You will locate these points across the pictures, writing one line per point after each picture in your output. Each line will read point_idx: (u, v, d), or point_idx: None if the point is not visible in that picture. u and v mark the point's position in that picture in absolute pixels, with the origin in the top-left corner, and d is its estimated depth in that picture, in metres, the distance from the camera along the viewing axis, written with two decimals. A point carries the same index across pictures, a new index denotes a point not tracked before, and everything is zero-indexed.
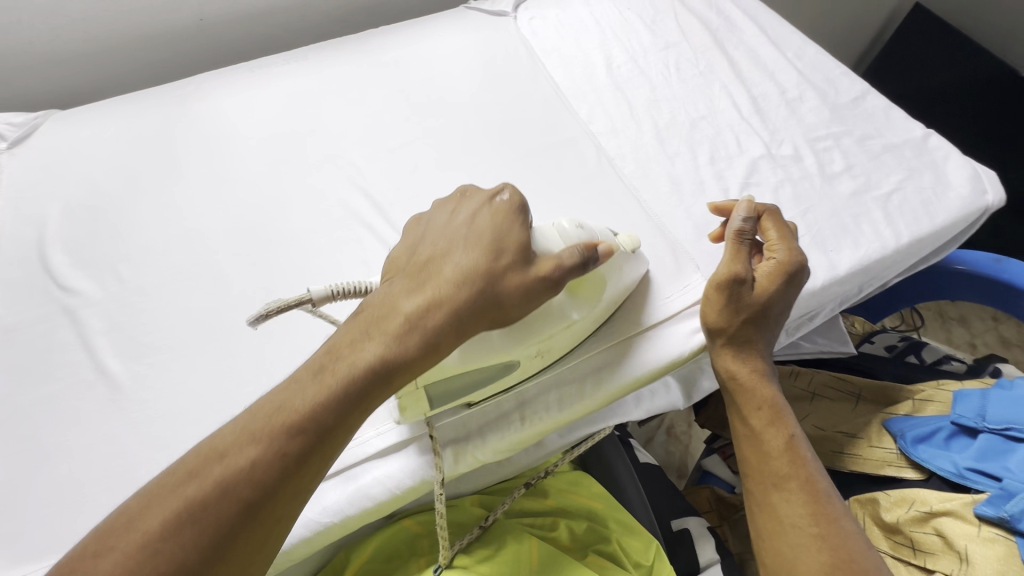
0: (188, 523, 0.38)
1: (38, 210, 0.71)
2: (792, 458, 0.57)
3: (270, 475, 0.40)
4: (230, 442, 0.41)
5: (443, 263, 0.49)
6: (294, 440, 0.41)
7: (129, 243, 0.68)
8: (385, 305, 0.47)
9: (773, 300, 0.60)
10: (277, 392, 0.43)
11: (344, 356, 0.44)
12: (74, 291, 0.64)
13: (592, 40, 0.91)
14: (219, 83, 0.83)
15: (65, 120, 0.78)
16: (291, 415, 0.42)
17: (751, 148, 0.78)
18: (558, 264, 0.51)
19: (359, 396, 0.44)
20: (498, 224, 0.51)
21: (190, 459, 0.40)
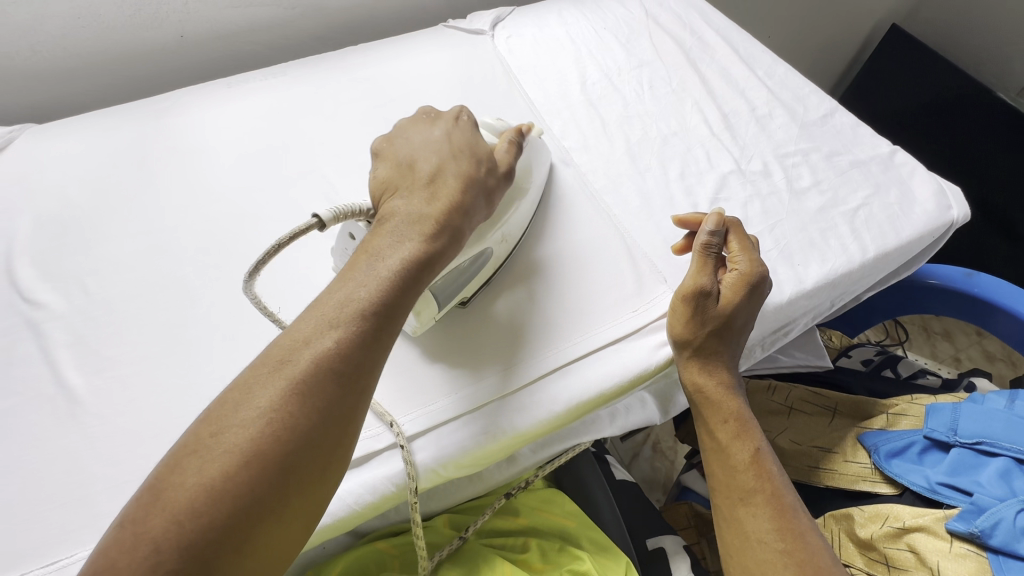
0: (289, 408, 0.40)
1: (8, 223, 0.70)
2: (758, 472, 0.56)
3: (354, 345, 0.44)
4: (314, 329, 0.43)
5: (437, 165, 0.55)
6: (367, 318, 0.45)
7: (98, 256, 0.68)
8: (406, 203, 0.52)
9: (740, 309, 0.60)
10: (338, 284, 0.46)
11: (390, 251, 0.49)
12: (39, 304, 0.64)
13: (567, 59, 0.93)
14: (198, 99, 0.84)
15: (42, 135, 0.79)
16: (358, 303, 0.45)
17: (721, 163, 0.79)
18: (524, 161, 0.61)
19: (413, 275, 0.49)
20: (462, 127, 0.59)
21: (275, 352, 0.42)
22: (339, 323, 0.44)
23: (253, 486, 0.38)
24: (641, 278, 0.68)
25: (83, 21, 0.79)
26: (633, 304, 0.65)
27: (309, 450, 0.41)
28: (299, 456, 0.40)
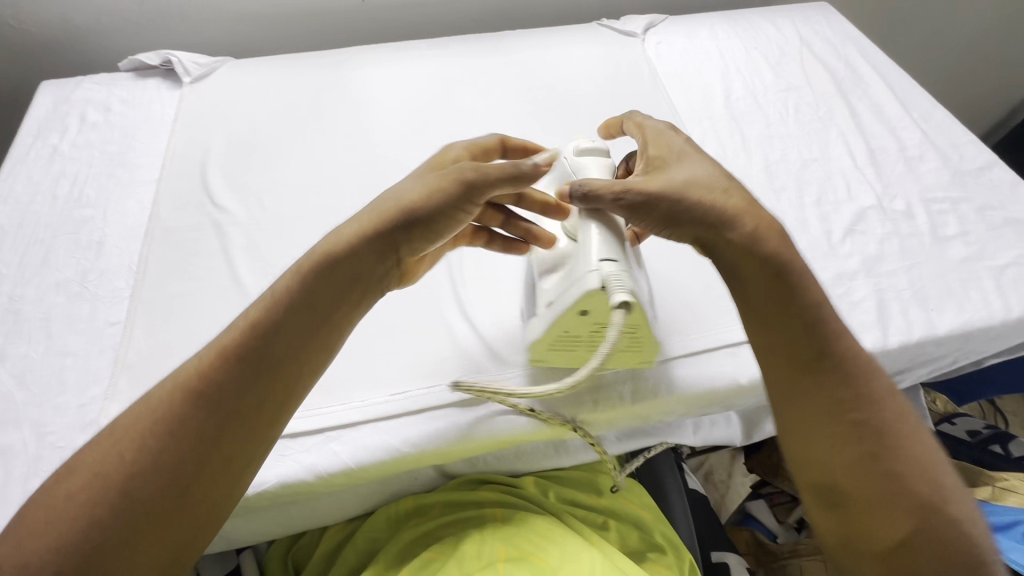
0: (221, 375, 0.43)
1: (205, 138, 0.81)
2: (863, 393, 0.46)
3: (164, 446, 0.41)
4: (143, 420, 0.41)
5: (378, 203, 0.49)
6: (188, 417, 0.41)
7: (276, 179, 0.77)
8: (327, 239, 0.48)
9: (723, 205, 0.47)
10: (195, 363, 0.44)
11: (257, 311, 0.46)
12: (225, 210, 0.73)
13: (715, 71, 0.94)
14: (370, 57, 0.93)
15: (240, 69, 0.90)
16: (194, 392, 0.42)
17: (861, 197, 0.78)
18: (439, 208, 0.47)
19: (251, 362, 0.44)
20: (443, 177, 0.48)
21: (100, 447, 0.41)
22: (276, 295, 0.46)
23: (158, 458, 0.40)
24: None
25: None
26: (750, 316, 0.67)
27: (190, 462, 0.41)
28: (240, 416, 0.43)
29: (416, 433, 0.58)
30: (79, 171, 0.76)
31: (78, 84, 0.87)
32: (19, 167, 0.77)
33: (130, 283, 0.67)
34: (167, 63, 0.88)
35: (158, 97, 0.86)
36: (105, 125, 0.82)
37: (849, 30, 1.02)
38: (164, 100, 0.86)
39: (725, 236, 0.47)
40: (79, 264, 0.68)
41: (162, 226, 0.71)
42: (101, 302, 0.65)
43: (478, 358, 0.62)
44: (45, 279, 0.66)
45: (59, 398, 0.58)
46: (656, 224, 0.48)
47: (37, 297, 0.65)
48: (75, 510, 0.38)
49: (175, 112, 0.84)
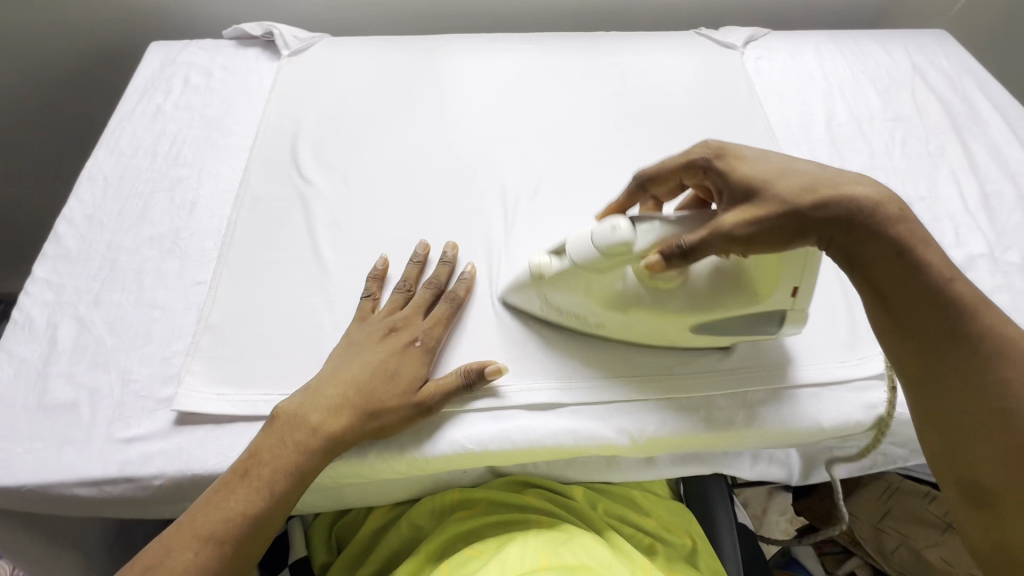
0: (257, 506, 0.50)
1: (298, 110, 0.83)
2: (988, 313, 0.48)
3: (212, 564, 0.48)
4: (189, 551, 0.48)
5: (357, 373, 0.56)
6: (225, 541, 0.49)
7: (362, 158, 0.78)
8: (316, 411, 0.54)
9: (856, 198, 0.48)
10: (227, 491, 0.50)
11: (289, 438, 0.53)
12: (311, 183, 0.74)
13: (816, 93, 0.89)
14: (463, 47, 0.93)
15: (336, 46, 0.91)
16: (234, 519, 0.49)
17: (970, 244, 0.73)
18: (440, 394, 0.56)
19: (279, 498, 0.51)
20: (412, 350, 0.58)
21: (152, 565, 0.47)
22: (281, 459, 0.52)
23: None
24: (855, 333, 0.65)
25: None
26: (837, 354, 0.63)
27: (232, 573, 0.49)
28: (275, 523, 0.52)
29: (483, 433, 0.57)
30: (179, 131, 0.79)
31: (184, 46, 0.90)
32: (125, 121, 0.80)
33: (218, 245, 0.68)
34: (268, 35, 0.90)
35: (257, 67, 0.88)
36: (206, 89, 0.85)
37: (969, 62, 0.95)
38: (262, 70, 0.88)
39: (875, 242, 0.48)
40: (172, 220, 0.70)
41: (251, 193, 0.73)
42: (190, 261, 0.67)
43: (549, 363, 0.61)
44: (140, 231, 0.69)
45: (144, 349, 0.60)
46: (780, 240, 0.49)
47: (132, 248, 0.67)
48: None
49: (272, 83, 0.86)
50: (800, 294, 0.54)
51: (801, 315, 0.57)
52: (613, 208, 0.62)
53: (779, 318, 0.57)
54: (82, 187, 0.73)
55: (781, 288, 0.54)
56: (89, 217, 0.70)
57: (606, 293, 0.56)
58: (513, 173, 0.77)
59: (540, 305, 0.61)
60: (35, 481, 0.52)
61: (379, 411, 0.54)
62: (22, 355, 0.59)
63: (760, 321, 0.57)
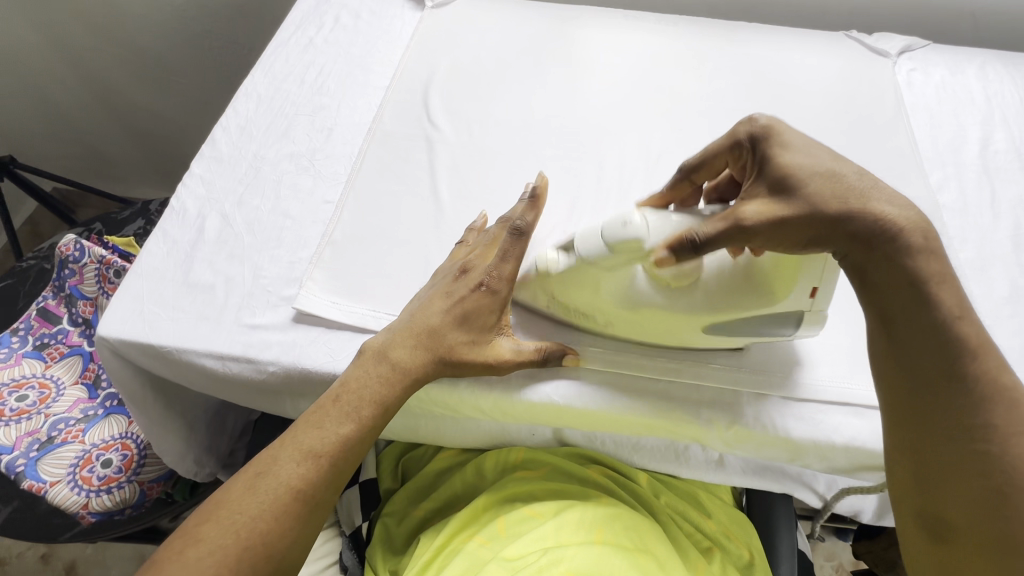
0: (355, 428, 0.53)
1: (434, 60, 0.86)
2: (986, 358, 0.46)
3: (310, 477, 0.51)
4: (288, 465, 0.51)
5: (433, 319, 0.57)
6: (321, 457, 0.52)
7: (487, 114, 0.80)
8: (398, 350, 0.56)
9: (883, 218, 0.46)
10: (322, 414, 0.54)
11: (375, 370, 0.55)
12: (438, 128, 0.78)
13: (974, 115, 0.82)
14: (598, 20, 0.93)
15: (476, 4, 0.94)
16: (332, 438, 0.53)
17: None
18: (515, 360, 0.57)
19: (372, 422, 0.54)
20: (482, 297, 0.57)
21: (259, 470, 0.51)
22: (368, 391, 0.55)
23: (274, 521, 0.49)
24: None
25: None
26: None
27: (327, 485, 0.52)
28: (363, 447, 0.55)
29: (564, 393, 0.59)
30: (325, 63, 0.85)
31: None
32: (280, 48, 0.87)
33: (347, 171, 0.73)
34: None
35: (401, 15, 0.93)
36: (353, 28, 0.90)
37: None
38: (405, 18, 0.92)
39: (884, 267, 0.47)
40: (310, 142, 0.76)
41: (383, 128, 0.77)
42: (322, 180, 0.72)
43: None
44: (282, 147, 0.75)
45: (274, 251, 0.66)
46: (796, 242, 0.48)
47: (274, 160, 0.73)
48: (243, 530, 0.47)
49: (413, 30, 0.90)
50: (819, 295, 0.52)
51: (820, 315, 0.54)
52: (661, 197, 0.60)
53: (794, 320, 0.55)
54: (238, 100, 0.80)
55: (800, 290, 0.52)
56: (241, 128, 0.77)
57: (615, 295, 0.56)
58: (633, 149, 0.77)
59: (547, 305, 0.61)
60: (172, 345, 0.59)
61: (452, 353, 0.56)
62: (174, 237, 0.66)
63: (777, 325, 0.55)
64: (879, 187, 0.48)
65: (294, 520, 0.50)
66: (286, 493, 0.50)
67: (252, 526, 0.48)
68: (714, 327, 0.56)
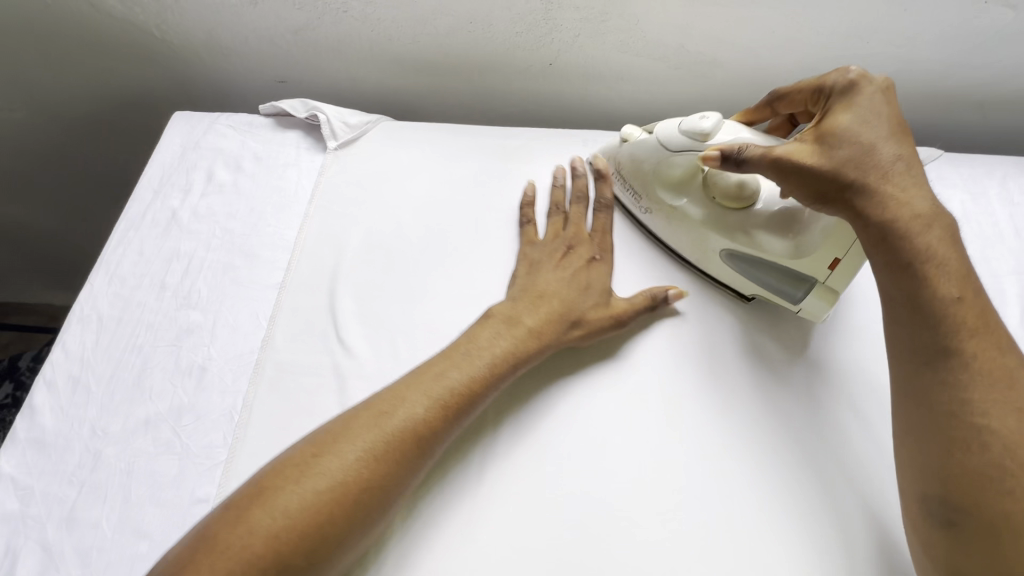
0: (461, 404, 0.50)
1: (341, 233, 0.66)
2: (982, 340, 0.45)
3: (416, 430, 0.47)
4: (401, 415, 0.47)
5: (562, 287, 0.59)
6: (429, 413, 0.48)
7: (417, 317, 0.61)
8: (527, 313, 0.56)
9: (902, 210, 0.47)
10: (440, 367, 0.52)
11: (502, 331, 0.55)
12: (351, 352, 0.58)
13: (1007, 260, 0.68)
14: (550, 150, 0.74)
15: (395, 139, 0.74)
16: (449, 385, 0.50)
17: None
18: (632, 311, 0.58)
19: (491, 380, 0.52)
20: (592, 269, 0.61)
21: (360, 418, 0.47)
22: (493, 348, 0.53)
23: (328, 516, 0.42)
24: None
25: (473, 25, 0.74)
26: None
27: (405, 472, 0.46)
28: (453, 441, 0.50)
29: (642, 380, 0.56)
30: (196, 252, 0.64)
31: (211, 124, 0.74)
32: (133, 232, 0.65)
33: (227, 441, 0.53)
34: (313, 118, 0.73)
35: (296, 161, 0.72)
36: (233, 190, 0.69)
37: None
38: (302, 165, 0.71)
39: (890, 272, 0.47)
40: (175, 396, 0.55)
41: (276, 361, 0.57)
42: (191, 462, 0.52)
43: None
44: (133, 410, 0.54)
45: None
46: (825, 186, 0.49)
47: (122, 435, 0.53)
48: (317, 497, 0.43)
49: (312, 187, 0.69)
50: (840, 271, 0.55)
51: (831, 293, 0.56)
52: (760, 107, 0.62)
53: (807, 286, 0.57)
54: (71, 328, 0.59)
55: (820, 258, 0.54)
56: (73, 380, 0.56)
57: (675, 184, 0.63)
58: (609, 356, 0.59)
59: (619, 184, 0.68)
60: None
61: (578, 319, 0.57)
62: None
63: (787, 288, 0.58)
64: (908, 176, 0.48)
65: (384, 480, 0.45)
66: (390, 433, 0.46)
67: (348, 467, 0.44)
68: (741, 262, 0.59)
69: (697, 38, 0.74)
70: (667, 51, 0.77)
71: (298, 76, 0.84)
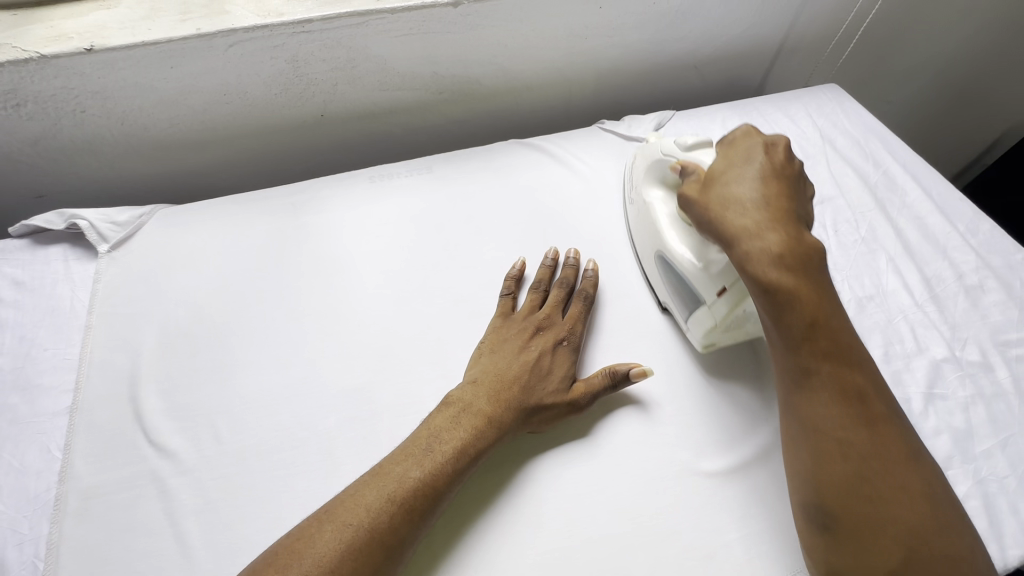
0: (424, 498, 0.51)
1: (133, 333, 0.63)
2: (838, 360, 0.48)
3: (384, 532, 0.48)
4: (364, 515, 0.48)
5: (520, 365, 0.60)
6: (392, 512, 0.49)
7: (232, 391, 0.59)
8: (476, 395, 0.58)
9: (762, 244, 0.50)
10: (405, 460, 0.52)
11: (462, 421, 0.56)
12: (165, 452, 0.55)
13: None
14: (341, 192, 0.77)
15: (175, 223, 0.72)
16: (410, 482, 0.51)
17: (931, 347, 0.68)
18: (591, 393, 0.59)
19: (454, 470, 0.53)
20: (556, 350, 0.62)
21: (324, 533, 0.47)
22: (454, 439, 0.54)
23: None
24: None
25: (228, 96, 0.75)
26: None
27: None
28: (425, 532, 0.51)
29: None
30: None
31: None
32: None
33: None
34: (74, 227, 0.69)
35: (66, 275, 0.67)
36: None
37: (869, 119, 0.94)
38: (74, 278, 0.67)
39: (749, 282, 0.51)
40: None
41: (80, 489, 0.53)
42: None
43: None
44: None
45: None
46: (710, 228, 0.55)
47: None
48: None
49: (89, 297, 0.65)
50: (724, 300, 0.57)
51: (708, 322, 0.60)
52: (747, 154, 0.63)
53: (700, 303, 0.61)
54: None
55: (711, 281, 0.58)
56: None
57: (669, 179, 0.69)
58: (432, 366, 0.63)
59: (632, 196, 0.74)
60: None
61: (539, 404, 0.58)
62: None
63: (687, 300, 0.63)
64: (772, 217, 0.52)
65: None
66: (354, 546, 0.46)
67: None
68: (665, 266, 0.66)
69: (444, 63, 0.82)
70: (423, 79, 0.84)
71: (56, 185, 0.79)
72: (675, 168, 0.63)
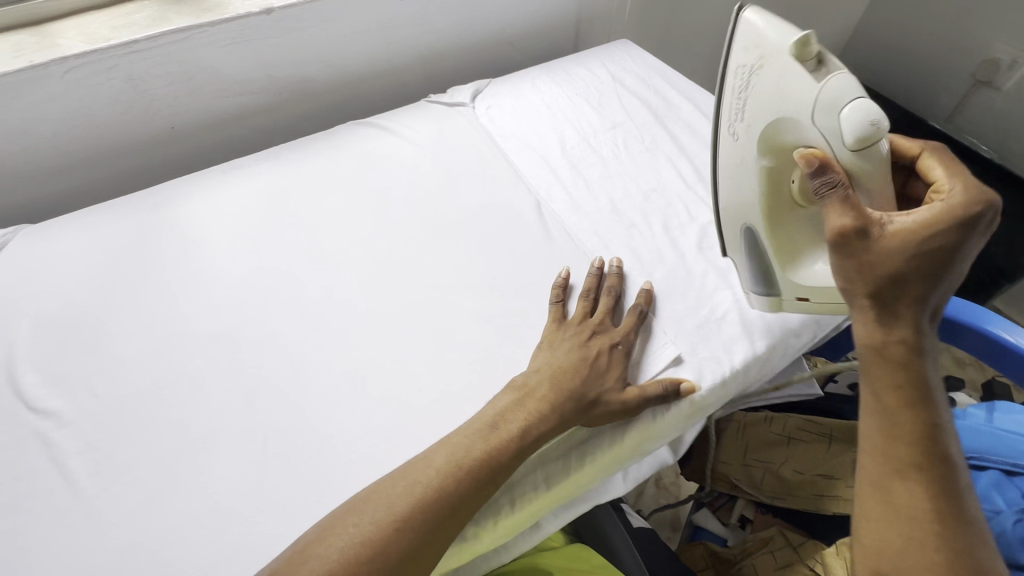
0: (469, 476, 0.56)
1: (6, 329, 0.70)
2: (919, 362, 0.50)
3: (424, 507, 0.54)
4: (404, 493, 0.54)
5: (575, 363, 0.65)
6: (434, 491, 0.55)
7: (104, 356, 0.67)
8: (541, 380, 0.64)
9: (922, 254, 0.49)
10: (450, 447, 0.58)
11: (526, 405, 0.62)
12: (46, 413, 0.62)
13: (545, 124, 0.99)
14: (195, 186, 0.87)
15: (38, 236, 0.79)
16: (457, 464, 0.56)
17: (700, 215, 0.85)
18: (644, 396, 0.65)
19: (515, 454, 0.59)
20: (612, 354, 0.68)
21: (359, 507, 0.53)
22: (518, 424, 0.60)
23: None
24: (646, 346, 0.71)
25: (75, 122, 0.84)
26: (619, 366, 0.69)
27: (421, 547, 0.53)
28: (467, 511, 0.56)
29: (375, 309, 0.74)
30: None
31: None
32: None
33: None
34: None
35: None
36: None
37: (652, 60, 1.13)
38: None
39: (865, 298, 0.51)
40: None
41: None
42: None
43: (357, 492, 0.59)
44: None
45: None
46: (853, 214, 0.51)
47: None
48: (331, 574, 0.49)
49: None
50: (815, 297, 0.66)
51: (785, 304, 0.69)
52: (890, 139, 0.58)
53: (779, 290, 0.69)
54: None
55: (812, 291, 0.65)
56: None
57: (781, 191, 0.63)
58: (288, 304, 0.74)
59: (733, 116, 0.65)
60: None
61: (597, 399, 0.64)
62: None
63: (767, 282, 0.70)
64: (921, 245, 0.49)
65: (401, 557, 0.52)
66: (395, 518, 0.53)
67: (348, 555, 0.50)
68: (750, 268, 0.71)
69: (276, 66, 0.94)
70: (259, 82, 0.95)
71: None
72: (807, 157, 0.55)
